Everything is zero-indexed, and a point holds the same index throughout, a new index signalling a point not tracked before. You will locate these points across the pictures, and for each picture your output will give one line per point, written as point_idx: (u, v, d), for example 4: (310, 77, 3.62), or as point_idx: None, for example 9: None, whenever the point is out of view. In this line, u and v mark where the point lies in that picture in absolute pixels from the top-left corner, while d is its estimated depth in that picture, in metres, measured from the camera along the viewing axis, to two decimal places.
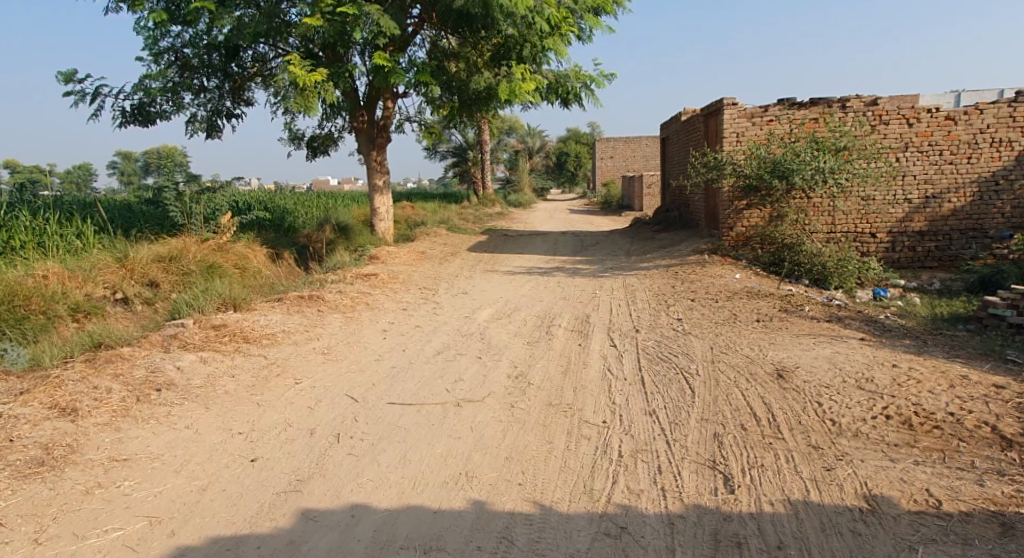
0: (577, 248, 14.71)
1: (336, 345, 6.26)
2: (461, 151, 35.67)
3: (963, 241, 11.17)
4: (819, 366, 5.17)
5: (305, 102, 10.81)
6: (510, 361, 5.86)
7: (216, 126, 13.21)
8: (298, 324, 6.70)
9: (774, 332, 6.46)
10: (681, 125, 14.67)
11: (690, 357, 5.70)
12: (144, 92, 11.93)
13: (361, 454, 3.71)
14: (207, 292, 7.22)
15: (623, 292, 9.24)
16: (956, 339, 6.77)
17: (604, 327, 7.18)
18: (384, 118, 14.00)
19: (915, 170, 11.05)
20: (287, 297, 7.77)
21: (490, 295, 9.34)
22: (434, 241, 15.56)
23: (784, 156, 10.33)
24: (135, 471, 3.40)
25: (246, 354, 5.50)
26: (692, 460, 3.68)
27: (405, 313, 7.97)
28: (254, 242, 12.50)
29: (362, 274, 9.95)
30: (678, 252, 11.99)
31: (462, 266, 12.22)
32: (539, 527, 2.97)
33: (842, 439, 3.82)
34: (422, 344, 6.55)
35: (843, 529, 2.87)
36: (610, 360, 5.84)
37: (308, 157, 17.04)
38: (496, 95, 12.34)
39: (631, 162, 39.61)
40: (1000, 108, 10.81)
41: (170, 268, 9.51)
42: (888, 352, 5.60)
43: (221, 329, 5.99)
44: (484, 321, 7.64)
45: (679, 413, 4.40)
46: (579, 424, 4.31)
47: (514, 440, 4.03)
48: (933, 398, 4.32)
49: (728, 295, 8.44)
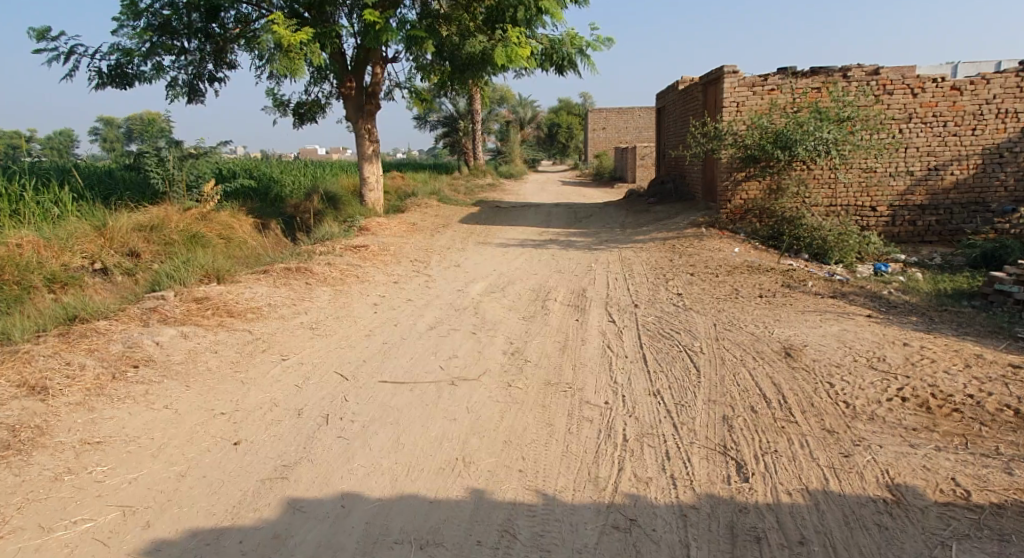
0: (572, 220, 14.42)
1: (325, 320, 6.01)
2: (449, 120, 35.64)
3: (964, 215, 11.00)
4: (828, 344, 4.98)
5: (289, 65, 10.37)
6: (506, 338, 5.63)
7: (197, 89, 12.78)
8: (285, 298, 6.44)
9: (778, 308, 6.26)
10: (678, 95, 14.34)
11: (693, 334, 5.50)
12: (121, 53, 11.47)
13: (352, 437, 3.48)
14: (189, 263, 6.88)
15: (620, 266, 9.00)
16: (962, 316, 6.61)
17: (602, 302, 6.95)
18: (373, 83, 13.53)
19: (918, 142, 10.82)
20: (274, 269, 7.45)
21: (484, 268, 9.08)
22: (425, 213, 15.24)
23: (787, 126, 10.03)
24: (108, 455, 3.15)
25: (230, 329, 5.23)
26: (702, 446, 3.48)
27: (396, 287, 7.70)
28: (238, 212, 12.16)
29: (351, 246, 9.64)
30: (675, 225, 11.75)
31: (453, 238, 11.95)
32: (543, 519, 2.77)
33: (857, 422, 3.64)
34: (414, 319, 6.29)
35: (868, 523, 2.69)
36: (609, 336, 5.63)
37: (295, 125, 16.59)
38: (490, 60, 11.95)
39: (624, 133, 39.12)
40: (1007, 78, 10.55)
41: (151, 238, 9.21)
42: (898, 330, 5.41)
43: (203, 302, 5.70)
44: (477, 295, 7.40)
45: (685, 394, 4.21)
46: (581, 405, 4.11)
47: (514, 422, 3.82)
48: (950, 379, 4.14)
49: (729, 269, 8.23)
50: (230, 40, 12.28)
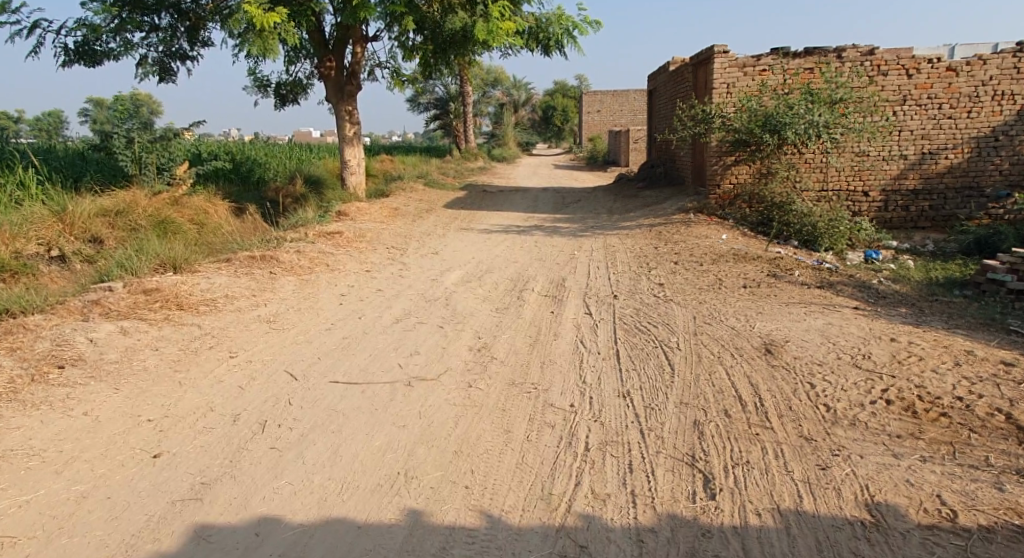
0: (559, 206, 14.09)
1: (284, 312, 5.71)
2: (441, 102, 35.34)
3: (958, 200, 10.71)
4: (811, 340, 4.69)
5: (263, 46, 9.96)
6: (474, 332, 5.33)
7: (169, 68, 12.36)
8: (245, 288, 6.14)
9: (762, 299, 5.98)
10: (669, 76, 13.96)
11: (671, 328, 5.21)
12: (88, 29, 11.04)
13: (286, 448, 3.18)
14: (144, 251, 6.57)
15: (603, 254, 8.70)
16: (954, 307, 6.33)
17: (580, 293, 6.65)
18: (353, 63, 13.07)
19: (912, 125, 10.49)
20: (237, 257, 7.14)
21: (462, 256, 8.76)
22: (409, 197, 14.87)
23: (777, 108, 9.68)
24: (3, 473, 2.89)
25: (176, 323, 4.92)
26: (668, 456, 3.21)
27: (367, 276, 7.39)
28: (213, 196, 11.82)
29: (325, 232, 9.31)
30: (662, 211, 11.43)
31: (435, 224, 11.62)
32: (482, 548, 2.51)
33: (838, 429, 3.37)
34: (381, 311, 5.98)
35: (844, 551, 2.42)
36: (583, 331, 5.33)
37: (277, 107, 16.16)
38: (473, 37, 11.53)
39: (619, 116, 38.61)
40: (1004, 58, 10.22)
41: (116, 223, 8.90)
42: (885, 324, 5.13)
43: (153, 294, 5.40)
44: (451, 284, 7.10)
45: (656, 396, 3.93)
46: (543, 408, 3.83)
47: (469, 428, 3.53)
48: (940, 379, 3.85)
49: (714, 258, 7.93)
50: (203, 16, 11.80)
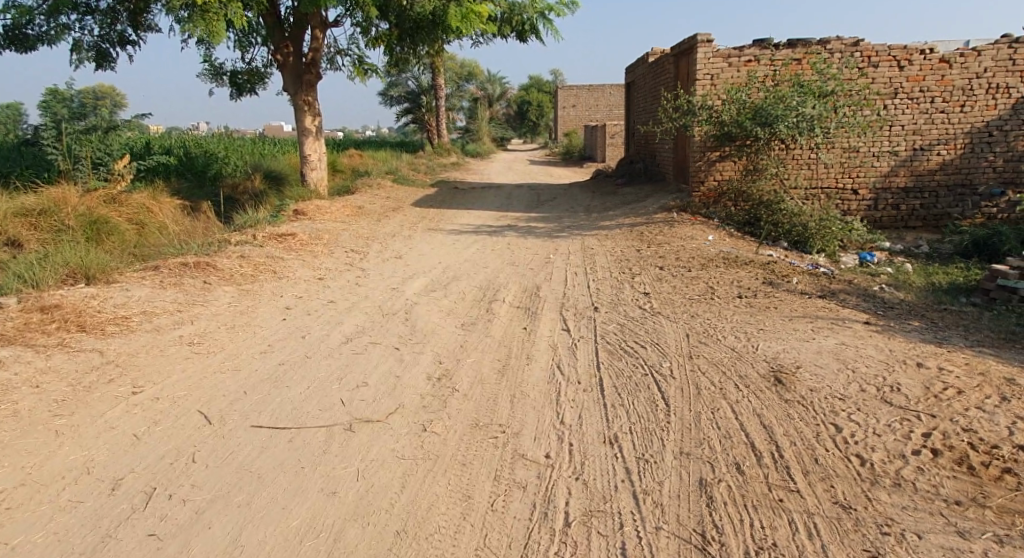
0: (534, 204, 13.36)
1: (214, 329, 4.88)
2: (413, 95, 34.46)
3: (950, 199, 10.21)
4: (826, 366, 4.02)
5: (207, 28, 8.99)
6: (434, 355, 4.57)
7: (107, 54, 11.32)
8: (170, 300, 5.30)
9: (761, 313, 5.32)
10: (649, 68, 13.32)
11: (661, 350, 4.52)
12: (16, 10, 9.99)
13: (172, 533, 2.43)
14: (52, 258, 5.69)
15: (581, 258, 7.98)
16: (967, 316, 5.72)
17: (557, 304, 5.92)
18: (313, 49, 12.18)
19: (903, 120, 9.95)
20: (166, 264, 6.27)
21: (428, 261, 7.97)
22: (375, 195, 13.99)
23: (767, 100, 9.03)
24: None
25: (71, 349, 4.07)
26: (672, 536, 2.52)
27: (319, 284, 6.55)
28: (158, 193, 10.88)
29: (277, 234, 8.47)
30: (643, 210, 10.76)
31: (401, 223, 10.82)
32: None
33: (880, 492, 2.70)
34: (329, 328, 5.16)
35: None
36: (561, 353, 4.60)
37: (234, 97, 15.15)
38: (443, 22, 10.71)
39: (595, 111, 37.95)
40: (999, 49, 9.71)
41: (39, 224, 7.94)
42: (905, 344, 4.48)
43: (50, 312, 4.53)
44: (413, 295, 6.32)
45: (650, 443, 3.24)
46: (514, 461, 3.11)
47: (419, 494, 2.77)
48: (989, 420, 3.21)
49: (702, 262, 7.27)
50: None
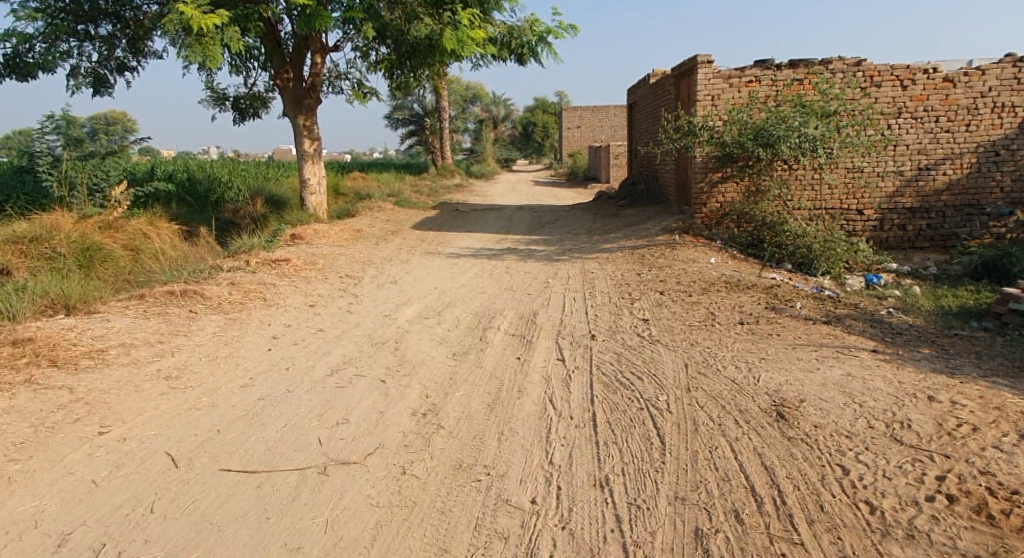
0: (535, 226, 13.20)
1: (196, 361, 4.70)
2: (416, 117, 34.63)
3: (958, 219, 10.00)
4: (831, 401, 3.79)
5: (200, 51, 8.84)
6: (421, 389, 4.37)
7: (105, 79, 11.32)
8: (151, 331, 5.14)
9: (763, 341, 5.10)
10: (650, 89, 13.27)
11: (659, 382, 4.30)
12: (15, 37, 10.00)
13: None
14: (32, 286, 5.58)
15: (580, 282, 7.81)
16: (979, 342, 5.49)
17: (553, 332, 5.73)
18: (312, 74, 12.18)
19: (908, 139, 9.78)
20: (153, 292, 6.13)
21: (423, 286, 7.80)
22: (376, 218, 13.88)
23: (769, 120, 8.88)
24: None
25: (40, 387, 3.91)
26: None
27: (309, 312, 6.40)
28: (154, 219, 10.69)
29: (272, 259, 8.34)
30: (645, 231, 10.59)
31: (399, 247, 10.68)
32: None
33: (892, 545, 2.49)
34: (315, 358, 4.99)
35: None
36: (554, 384, 4.40)
37: (235, 121, 15.12)
38: (440, 46, 10.61)
39: (600, 131, 37.98)
40: (1004, 68, 9.55)
41: (30, 251, 7.84)
42: (915, 375, 4.26)
43: (22, 346, 4.41)
44: (405, 322, 6.15)
45: (644, 488, 3.02)
46: (497, 508, 2.90)
47: (390, 549, 2.59)
48: (1008, 462, 2.99)
49: (704, 286, 7.08)
50: (145, 24, 10.87)
